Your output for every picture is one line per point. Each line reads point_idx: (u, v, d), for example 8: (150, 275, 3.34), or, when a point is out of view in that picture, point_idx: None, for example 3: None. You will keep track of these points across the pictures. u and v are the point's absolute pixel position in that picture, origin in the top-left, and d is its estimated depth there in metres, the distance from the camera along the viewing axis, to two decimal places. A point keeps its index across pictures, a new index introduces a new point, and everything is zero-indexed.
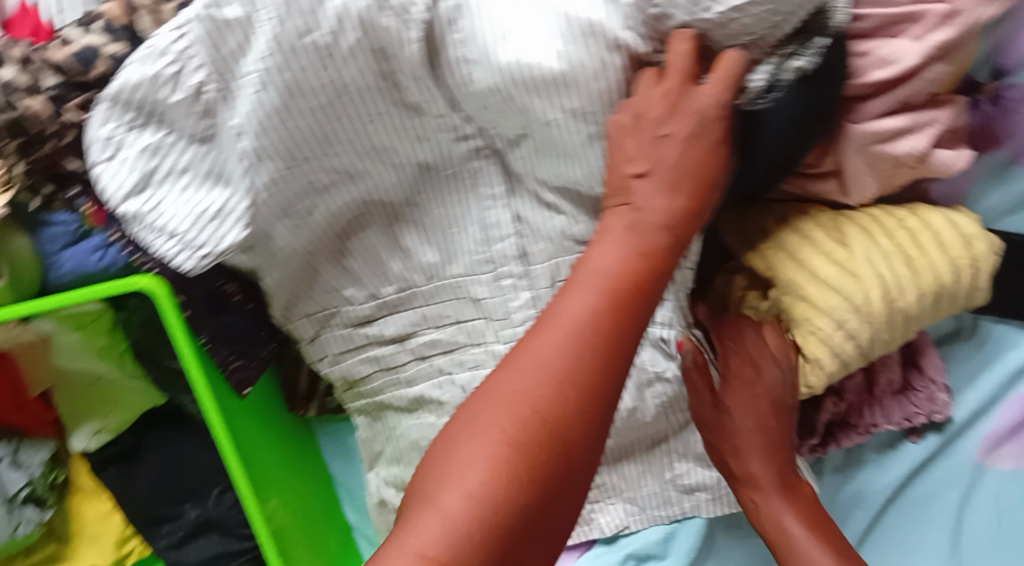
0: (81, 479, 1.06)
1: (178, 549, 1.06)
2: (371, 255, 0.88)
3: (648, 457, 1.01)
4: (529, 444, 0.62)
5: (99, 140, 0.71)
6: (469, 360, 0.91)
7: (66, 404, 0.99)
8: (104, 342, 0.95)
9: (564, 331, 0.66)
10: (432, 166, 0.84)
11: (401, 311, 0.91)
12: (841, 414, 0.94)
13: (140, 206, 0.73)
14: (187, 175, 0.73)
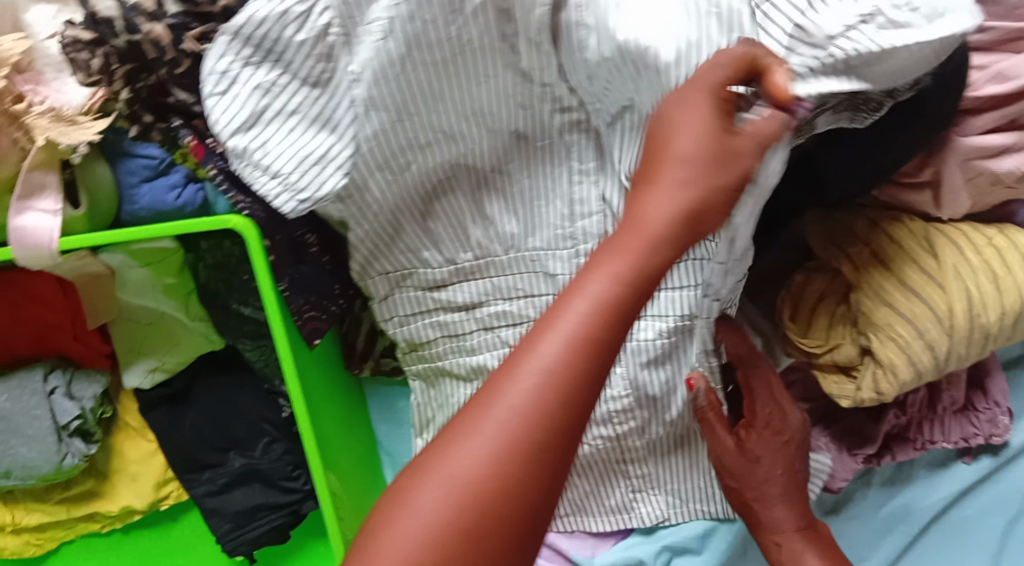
0: (129, 416, 1.05)
1: (216, 497, 1.04)
2: (450, 218, 0.86)
3: (684, 450, 1.00)
4: (475, 533, 0.55)
5: (213, 73, 0.71)
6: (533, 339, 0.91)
7: (125, 339, 0.99)
8: (172, 281, 0.95)
9: (518, 406, 0.56)
10: (526, 136, 0.82)
11: (473, 279, 0.90)
12: (901, 427, 0.94)
13: (247, 142, 0.72)
14: (295, 118, 0.73)
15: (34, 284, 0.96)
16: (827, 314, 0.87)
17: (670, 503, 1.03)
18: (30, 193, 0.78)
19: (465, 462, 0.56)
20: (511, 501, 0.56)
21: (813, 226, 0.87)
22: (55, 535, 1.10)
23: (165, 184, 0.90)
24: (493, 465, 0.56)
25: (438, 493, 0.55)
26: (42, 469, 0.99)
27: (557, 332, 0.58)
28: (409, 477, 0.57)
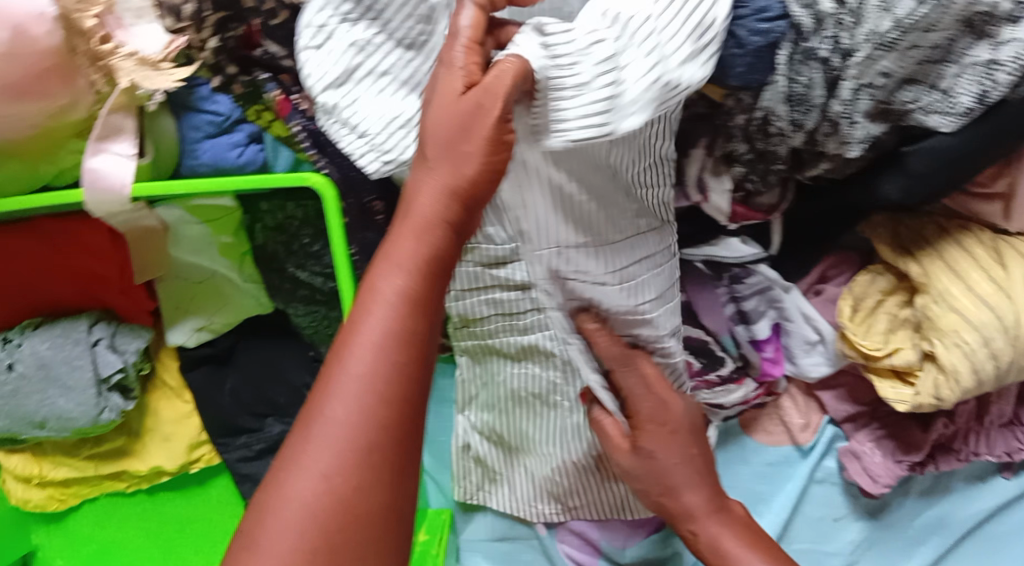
0: (168, 375, 1.04)
1: (252, 463, 1.04)
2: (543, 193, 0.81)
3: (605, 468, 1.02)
4: (343, 519, 0.59)
5: (306, 30, 0.72)
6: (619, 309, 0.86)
7: (173, 296, 0.97)
8: (229, 239, 0.94)
9: (344, 428, 0.60)
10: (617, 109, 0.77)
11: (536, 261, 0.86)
12: (947, 436, 0.95)
13: (338, 98, 0.72)
14: (387, 78, 0.73)
15: (86, 236, 0.94)
16: (886, 316, 0.88)
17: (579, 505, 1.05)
18: (107, 136, 0.78)
19: (305, 486, 0.59)
20: (358, 515, 0.60)
21: (880, 227, 0.87)
22: (78, 492, 1.08)
23: (227, 142, 0.84)
24: (331, 487, 0.60)
25: (287, 516, 0.59)
26: (78, 422, 0.97)
27: (357, 358, 0.61)
28: (260, 502, 0.61)
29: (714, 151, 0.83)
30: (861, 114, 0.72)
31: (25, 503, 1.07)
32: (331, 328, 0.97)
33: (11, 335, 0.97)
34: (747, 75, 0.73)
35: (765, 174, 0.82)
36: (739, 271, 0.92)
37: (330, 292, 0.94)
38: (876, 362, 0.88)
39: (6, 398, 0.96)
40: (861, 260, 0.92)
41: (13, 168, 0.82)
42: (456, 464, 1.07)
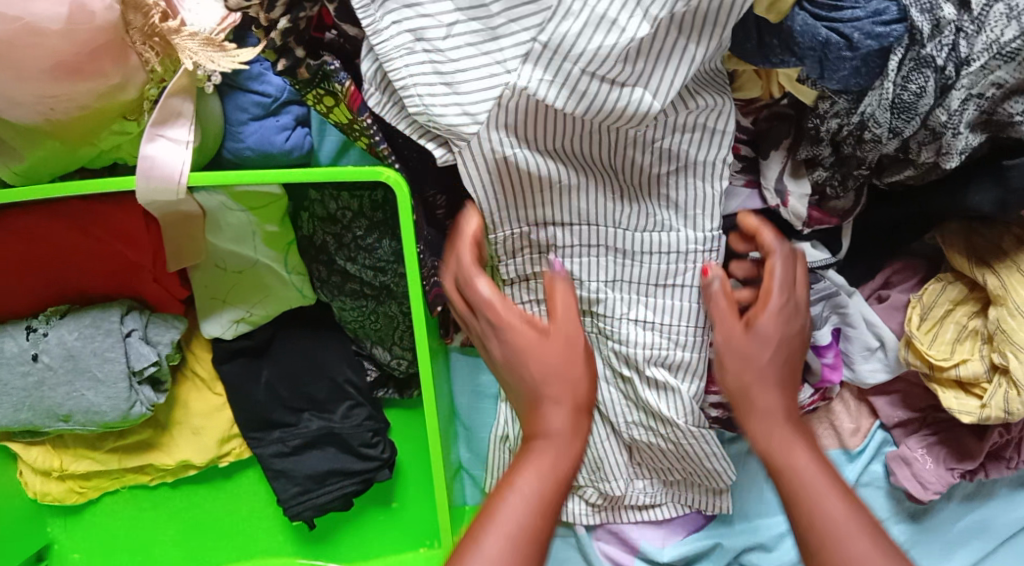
0: (199, 367, 0.99)
1: (287, 458, 0.99)
2: (566, 192, 0.78)
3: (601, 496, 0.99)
4: None
5: (393, 38, 0.72)
6: (638, 315, 0.84)
7: (209, 286, 0.92)
8: (274, 229, 0.88)
9: (511, 532, 0.66)
10: (615, 81, 0.69)
11: (544, 258, 0.83)
12: (1000, 444, 0.94)
13: (434, 76, 0.72)
14: (475, 59, 0.71)
15: (114, 219, 0.88)
16: (955, 326, 0.86)
17: (634, 482, 0.97)
18: (164, 120, 0.73)
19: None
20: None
21: (955, 236, 0.85)
22: (99, 485, 1.04)
23: (274, 124, 0.80)
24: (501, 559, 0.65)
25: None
26: (107, 417, 0.91)
27: (516, 495, 0.69)
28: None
29: (795, 154, 0.81)
30: (966, 125, 0.69)
31: (42, 496, 1.02)
32: (376, 323, 0.93)
33: (35, 323, 0.91)
34: (850, 78, 0.70)
35: (845, 180, 0.79)
36: (808, 275, 0.89)
37: (379, 286, 0.90)
38: (942, 373, 0.86)
39: (29, 391, 0.90)
40: (927, 268, 0.91)
41: (52, 149, 0.75)
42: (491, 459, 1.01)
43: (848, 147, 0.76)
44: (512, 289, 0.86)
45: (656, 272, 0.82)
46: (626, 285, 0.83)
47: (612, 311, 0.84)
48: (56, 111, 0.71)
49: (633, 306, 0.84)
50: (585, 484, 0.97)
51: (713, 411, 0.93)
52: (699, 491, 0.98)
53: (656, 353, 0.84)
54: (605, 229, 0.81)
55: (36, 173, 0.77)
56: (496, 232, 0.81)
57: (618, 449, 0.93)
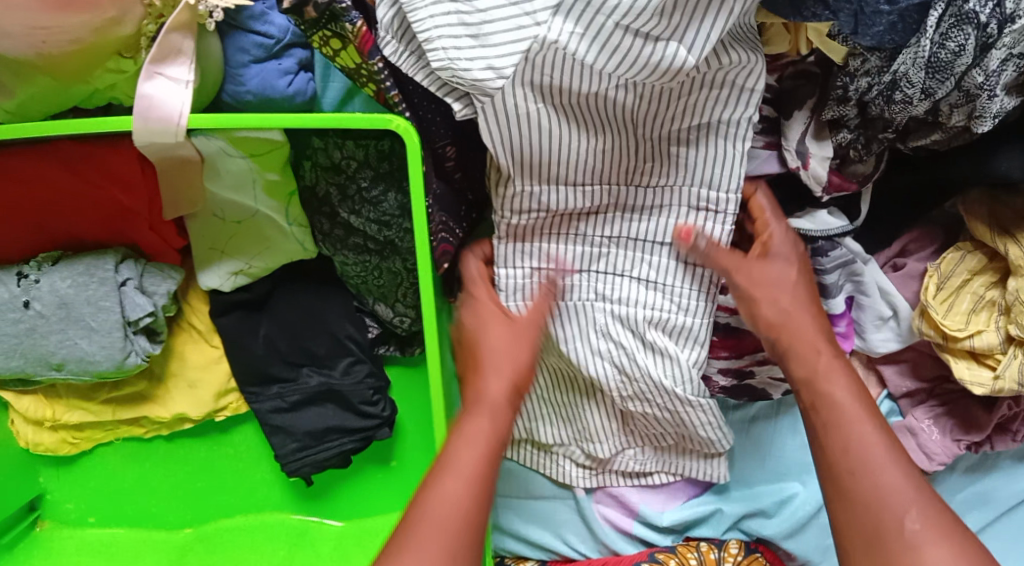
0: (196, 319, 0.96)
1: (285, 414, 0.97)
2: (582, 152, 0.77)
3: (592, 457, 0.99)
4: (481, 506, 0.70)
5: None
6: (643, 273, 0.83)
7: (207, 235, 0.89)
8: (275, 178, 0.85)
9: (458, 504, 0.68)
10: (648, 34, 0.67)
11: (566, 221, 0.82)
12: (1008, 418, 0.92)
13: (457, 25, 0.69)
14: (501, 8, 0.68)
15: (110, 162, 0.84)
16: (971, 297, 0.84)
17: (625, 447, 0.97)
18: (163, 57, 0.69)
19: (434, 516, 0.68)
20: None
21: (978, 205, 0.83)
22: (92, 436, 1.02)
23: (276, 68, 0.77)
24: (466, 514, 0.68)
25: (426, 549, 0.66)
26: (101, 366, 0.89)
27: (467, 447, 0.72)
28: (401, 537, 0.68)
29: (820, 115, 0.78)
30: (1002, 87, 0.67)
31: (34, 446, 1.01)
32: (380, 279, 0.91)
33: (27, 269, 0.88)
34: (885, 35, 0.67)
35: (867, 144, 0.77)
36: (823, 244, 0.86)
37: (383, 240, 0.87)
38: (955, 343, 0.84)
39: (21, 338, 0.88)
40: (945, 236, 0.89)
41: (43, 85, 0.71)
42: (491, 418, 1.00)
43: (878, 109, 0.73)
44: (507, 248, 0.83)
45: (664, 228, 0.81)
46: (631, 244, 0.83)
47: (615, 270, 0.83)
48: (49, 44, 0.67)
49: (637, 266, 0.83)
50: (568, 443, 0.98)
51: (721, 378, 0.93)
52: (692, 458, 0.98)
53: (659, 316, 0.83)
54: (614, 186, 0.80)
55: (29, 112, 0.74)
56: (506, 186, 0.79)
57: (605, 418, 0.94)
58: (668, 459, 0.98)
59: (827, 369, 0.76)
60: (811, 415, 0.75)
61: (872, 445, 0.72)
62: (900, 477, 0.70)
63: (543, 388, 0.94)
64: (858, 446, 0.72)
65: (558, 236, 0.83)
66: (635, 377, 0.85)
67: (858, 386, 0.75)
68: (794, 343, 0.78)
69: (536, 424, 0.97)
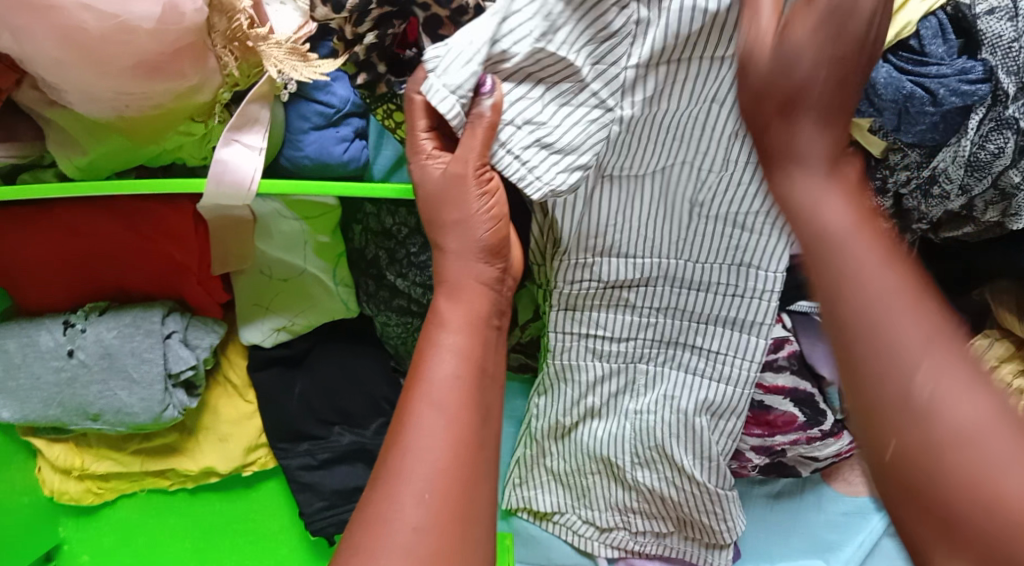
0: (233, 374, 0.98)
1: (314, 472, 0.97)
2: (632, 223, 0.83)
3: (613, 531, 1.00)
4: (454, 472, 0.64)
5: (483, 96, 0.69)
6: (691, 338, 0.89)
7: (252, 291, 0.91)
8: (325, 240, 0.88)
9: (436, 459, 0.63)
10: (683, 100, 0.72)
11: (613, 292, 0.87)
12: None
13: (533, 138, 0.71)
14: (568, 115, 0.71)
15: (165, 220, 0.86)
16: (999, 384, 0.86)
17: (649, 523, 0.98)
18: (238, 126, 0.72)
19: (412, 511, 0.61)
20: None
21: (1005, 294, 0.86)
22: (117, 487, 1.01)
23: (334, 136, 0.80)
24: (448, 469, 0.63)
25: None
26: (138, 418, 0.90)
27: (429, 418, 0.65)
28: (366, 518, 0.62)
29: None
30: None
31: (58, 495, 1.00)
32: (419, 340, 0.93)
33: (73, 319, 0.89)
34: (926, 133, 0.70)
35: (901, 233, 0.81)
36: None
37: (427, 304, 0.89)
38: None
39: (62, 386, 0.88)
40: (971, 323, 0.92)
41: (118, 145, 0.74)
42: (511, 473, 1.01)
43: (912, 202, 0.77)
44: (558, 314, 0.89)
45: (712, 302, 0.87)
46: (678, 313, 0.88)
47: (663, 337, 0.89)
48: (128, 107, 0.70)
49: (685, 333, 0.89)
50: (567, 510, 1.00)
51: (755, 456, 0.94)
52: (695, 544, 0.99)
53: (698, 382, 0.90)
54: (664, 260, 0.85)
55: (96, 169, 0.76)
56: (561, 259, 0.85)
57: (622, 491, 0.97)
58: (685, 541, 0.99)
59: (875, 343, 0.48)
60: (873, 396, 0.48)
61: (976, 433, 0.45)
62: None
63: (574, 455, 0.96)
64: (991, 462, 0.44)
65: (602, 305, 0.88)
66: (666, 445, 0.91)
67: (934, 334, 0.48)
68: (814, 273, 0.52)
69: (536, 492, 1.00)
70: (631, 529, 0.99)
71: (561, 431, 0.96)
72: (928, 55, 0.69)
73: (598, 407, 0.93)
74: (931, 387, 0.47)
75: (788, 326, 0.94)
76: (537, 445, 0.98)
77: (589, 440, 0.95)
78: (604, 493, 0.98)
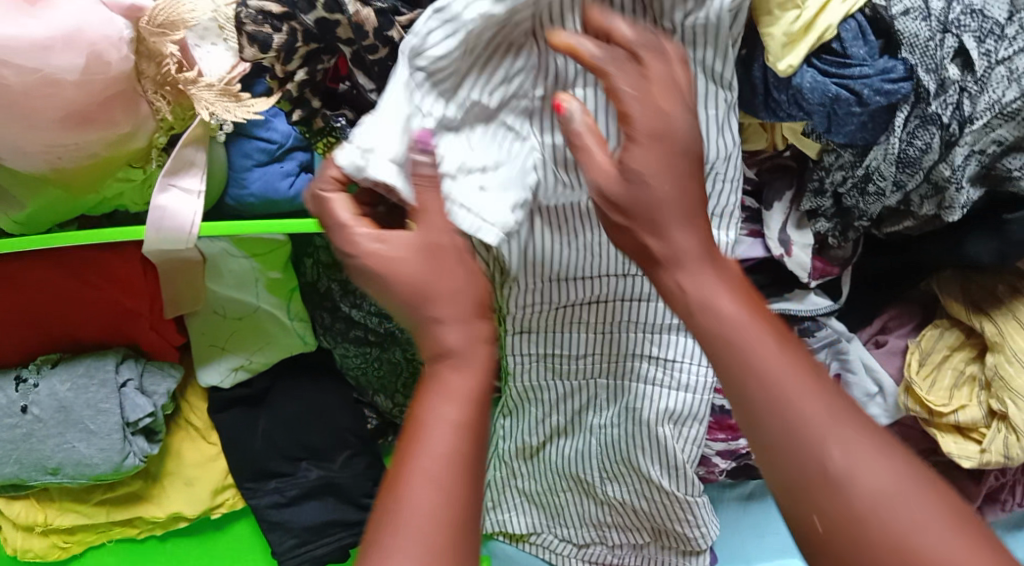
0: (194, 416, 0.97)
1: (283, 509, 0.96)
2: (577, 248, 0.83)
3: (590, 547, 1.00)
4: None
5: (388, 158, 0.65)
6: (648, 350, 0.89)
7: (207, 332, 0.90)
8: (277, 275, 0.88)
9: (428, 499, 0.53)
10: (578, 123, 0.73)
11: (564, 311, 0.88)
12: (996, 487, 0.95)
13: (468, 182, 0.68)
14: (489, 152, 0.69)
15: (112, 268, 0.86)
16: (952, 372, 0.88)
17: (625, 535, 0.99)
18: (176, 169, 0.72)
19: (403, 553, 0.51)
20: None
21: (951, 283, 0.88)
22: (84, 539, 1.00)
23: (278, 171, 0.80)
24: None
25: None
26: (98, 469, 0.88)
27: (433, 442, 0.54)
28: None
29: (799, 205, 0.83)
30: (968, 179, 0.72)
31: (22, 553, 0.98)
32: (380, 369, 0.92)
33: (25, 373, 0.88)
34: (855, 132, 0.72)
35: (845, 231, 0.81)
36: (810, 323, 0.91)
37: (384, 333, 0.89)
38: (941, 418, 0.87)
39: (17, 443, 0.87)
40: (923, 314, 0.93)
41: (53, 198, 0.73)
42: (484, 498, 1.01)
43: (850, 200, 0.78)
44: (513, 337, 0.89)
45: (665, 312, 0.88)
46: (632, 327, 0.89)
47: (618, 350, 0.90)
48: (62, 160, 0.70)
49: (641, 346, 0.89)
50: (543, 530, 1.01)
51: (721, 460, 0.95)
52: (671, 553, 0.99)
53: (658, 393, 0.90)
54: (614, 276, 0.86)
55: (35, 223, 0.75)
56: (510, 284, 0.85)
57: (595, 506, 0.97)
58: (662, 552, 0.99)
59: (806, 428, 0.51)
60: (803, 471, 0.51)
61: (890, 499, 0.49)
62: (966, 564, 0.47)
63: (543, 473, 0.97)
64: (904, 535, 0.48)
65: (555, 326, 0.89)
66: (631, 458, 0.92)
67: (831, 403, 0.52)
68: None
69: (510, 514, 1.01)
70: (607, 543, 1.00)
71: (528, 451, 0.97)
72: (851, 57, 0.70)
73: (563, 425, 0.94)
74: (846, 459, 0.50)
75: None
76: (507, 467, 0.98)
77: (556, 457, 0.96)
78: (578, 509, 0.98)
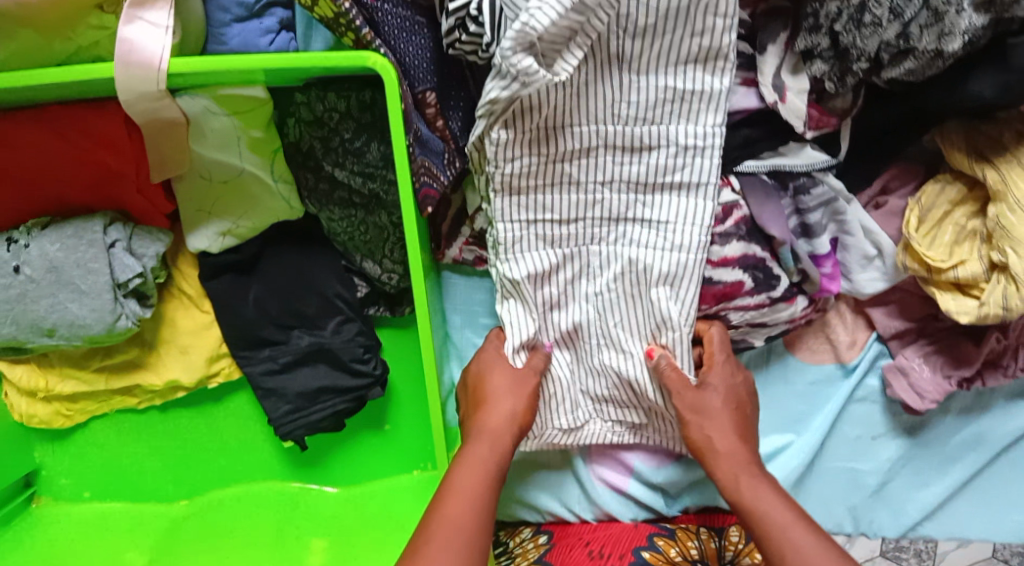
0: (185, 284, 0.97)
1: (277, 376, 0.98)
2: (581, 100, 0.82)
3: (586, 427, 0.99)
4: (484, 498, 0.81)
5: None
6: (640, 212, 0.87)
7: (195, 195, 0.89)
8: (259, 135, 0.86)
9: (464, 502, 0.80)
10: None
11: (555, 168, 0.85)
12: (997, 351, 0.93)
13: None
14: None
15: (96, 126, 0.86)
16: (953, 228, 0.85)
17: (618, 411, 0.97)
18: (142, 2, 0.71)
19: (458, 509, 0.79)
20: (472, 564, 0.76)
21: (954, 134, 0.84)
22: (86, 408, 1.02)
23: (258, 27, 0.78)
24: None
25: None
26: (92, 330, 0.89)
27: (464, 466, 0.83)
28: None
29: (794, 47, 0.81)
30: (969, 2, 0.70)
31: (28, 419, 1.01)
32: (366, 234, 0.92)
33: (16, 235, 0.89)
34: None
35: (842, 76, 0.78)
36: (806, 180, 0.88)
37: (369, 193, 0.89)
38: (940, 275, 0.85)
39: (12, 303, 0.88)
40: (926, 171, 0.89)
41: (26, 39, 0.73)
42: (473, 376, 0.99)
43: (846, 35, 0.76)
44: (504, 202, 0.87)
45: (654, 168, 0.85)
46: (622, 184, 0.86)
47: (609, 211, 0.87)
48: None
49: (632, 206, 0.87)
50: None
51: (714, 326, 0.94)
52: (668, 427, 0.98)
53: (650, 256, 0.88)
54: (604, 126, 0.84)
55: (11, 65, 0.74)
56: (491, 134, 0.83)
57: (589, 381, 0.95)
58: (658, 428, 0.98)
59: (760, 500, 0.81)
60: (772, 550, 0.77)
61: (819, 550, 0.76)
62: None
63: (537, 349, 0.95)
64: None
65: (548, 187, 0.86)
66: None
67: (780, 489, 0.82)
68: (499, 405, 0.89)
69: None
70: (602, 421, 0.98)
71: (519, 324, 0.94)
72: None
73: (557, 296, 0.91)
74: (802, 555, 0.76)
75: (737, 189, 0.88)
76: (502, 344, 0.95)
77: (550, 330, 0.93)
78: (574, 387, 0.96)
